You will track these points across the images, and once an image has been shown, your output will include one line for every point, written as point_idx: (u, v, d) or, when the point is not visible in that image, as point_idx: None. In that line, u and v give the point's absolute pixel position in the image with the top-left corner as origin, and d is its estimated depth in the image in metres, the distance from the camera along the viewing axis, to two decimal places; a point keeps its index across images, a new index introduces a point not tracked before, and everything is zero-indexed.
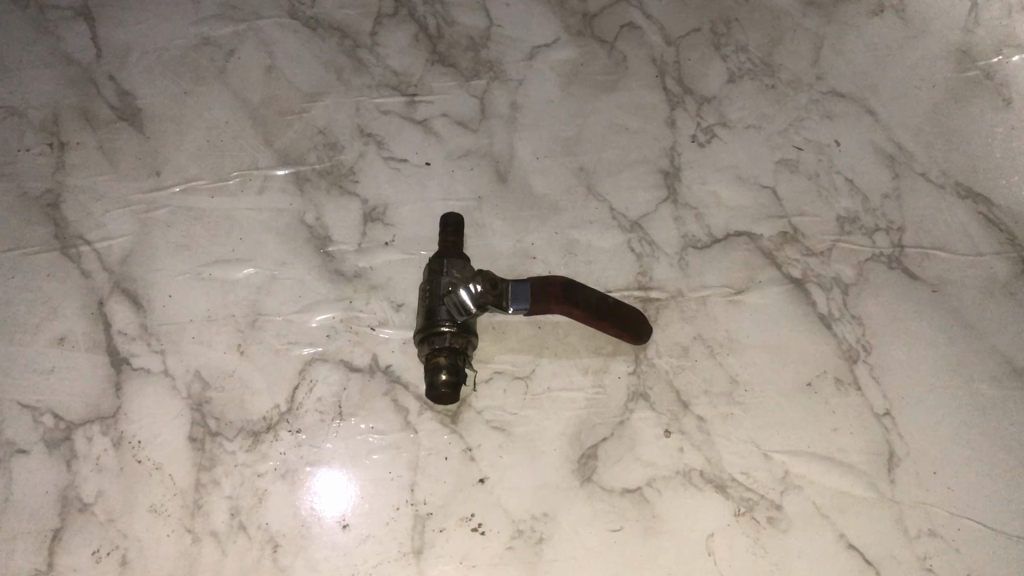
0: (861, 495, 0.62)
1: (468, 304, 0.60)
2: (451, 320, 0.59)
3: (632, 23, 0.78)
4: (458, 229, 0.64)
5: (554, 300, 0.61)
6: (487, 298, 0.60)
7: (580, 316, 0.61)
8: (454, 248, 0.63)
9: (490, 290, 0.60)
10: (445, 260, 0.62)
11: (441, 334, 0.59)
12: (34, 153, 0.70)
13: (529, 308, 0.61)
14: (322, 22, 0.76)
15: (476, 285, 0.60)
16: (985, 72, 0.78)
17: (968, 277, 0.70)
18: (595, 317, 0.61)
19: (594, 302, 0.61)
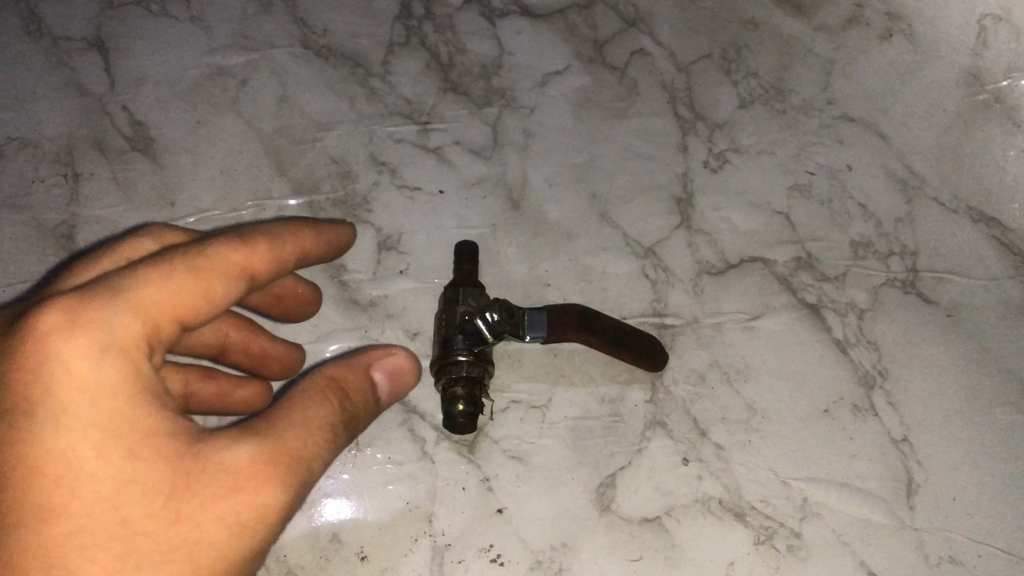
0: (880, 523, 0.61)
1: (484, 332, 0.59)
2: (467, 348, 0.59)
3: (643, 49, 0.78)
4: (473, 257, 0.65)
5: (571, 327, 0.60)
6: (505, 326, 0.60)
7: (596, 344, 0.61)
8: (469, 277, 0.63)
9: (508, 317, 0.60)
10: (461, 288, 0.62)
11: (459, 362, 0.59)
12: (49, 185, 0.70)
13: (546, 336, 0.61)
14: (334, 50, 0.76)
15: (493, 312, 0.59)
16: (995, 94, 0.78)
17: (983, 301, 0.70)
18: (613, 344, 0.61)
19: (610, 331, 0.61)
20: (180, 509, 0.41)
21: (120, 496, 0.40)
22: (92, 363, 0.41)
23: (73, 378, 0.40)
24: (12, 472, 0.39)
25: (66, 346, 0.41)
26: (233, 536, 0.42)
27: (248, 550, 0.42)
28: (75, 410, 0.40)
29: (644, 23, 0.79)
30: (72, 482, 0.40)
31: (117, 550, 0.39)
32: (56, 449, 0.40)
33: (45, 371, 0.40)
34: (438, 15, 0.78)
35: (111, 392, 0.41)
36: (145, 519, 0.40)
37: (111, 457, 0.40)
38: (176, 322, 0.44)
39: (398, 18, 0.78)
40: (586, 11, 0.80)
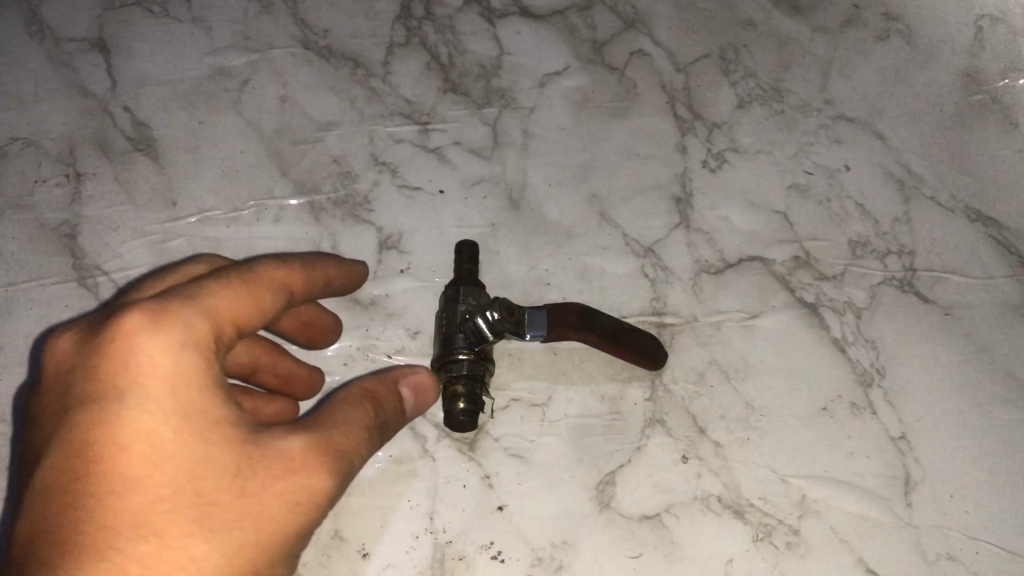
0: (878, 519, 0.62)
1: (484, 331, 0.59)
2: (468, 348, 0.60)
3: (641, 49, 0.79)
4: (473, 256, 0.65)
5: (571, 326, 0.61)
6: (505, 325, 0.60)
7: (596, 342, 0.61)
8: (470, 276, 0.64)
9: (507, 317, 0.60)
10: (461, 288, 0.62)
11: (459, 360, 0.59)
12: (51, 185, 0.70)
13: (546, 335, 0.61)
14: (335, 51, 0.77)
15: (493, 312, 0.59)
16: (991, 95, 0.79)
17: (980, 300, 0.70)
18: (613, 343, 0.61)
19: (610, 329, 0.61)
20: (243, 489, 0.42)
21: (191, 476, 0.41)
22: (170, 354, 0.42)
23: (153, 372, 0.42)
24: (92, 450, 0.41)
25: (146, 341, 0.42)
26: (290, 517, 0.43)
27: (303, 530, 0.44)
28: (154, 398, 0.42)
29: (643, 24, 0.80)
30: (148, 461, 0.41)
31: (189, 521, 0.41)
32: (134, 431, 0.41)
33: (126, 364, 0.42)
34: (438, 16, 0.79)
35: (186, 383, 0.42)
36: (213, 497, 0.41)
37: (184, 441, 0.42)
38: (236, 327, 0.46)
39: (398, 19, 0.78)
40: (585, 13, 0.80)
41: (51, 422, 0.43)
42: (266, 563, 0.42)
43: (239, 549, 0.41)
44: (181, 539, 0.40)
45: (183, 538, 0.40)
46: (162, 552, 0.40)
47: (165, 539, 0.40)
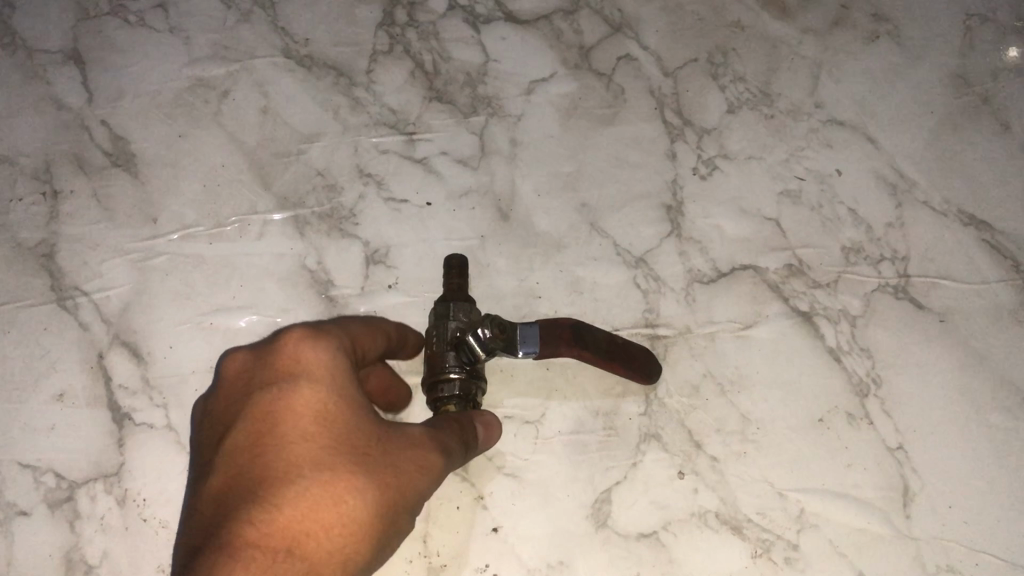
0: (878, 532, 0.61)
1: (477, 349, 0.58)
2: (459, 367, 0.58)
3: (629, 54, 0.77)
4: (462, 270, 0.63)
5: (568, 340, 0.60)
6: (497, 341, 0.58)
7: (591, 358, 0.60)
8: (459, 292, 0.62)
9: (499, 333, 0.58)
10: (451, 303, 0.60)
11: (450, 380, 0.58)
12: (27, 204, 0.69)
13: (538, 351, 0.60)
14: (317, 60, 0.75)
15: (484, 329, 0.58)
16: (982, 96, 0.78)
17: (975, 305, 0.69)
18: (609, 359, 0.60)
19: (603, 344, 0.60)
20: (386, 450, 0.47)
21: (348, 438, 0.46)
22: (329, 353, 0.48)
23: (316, 364, 0.48)
24: (271, 420, 0.46)
25: (311, 345, 0.48)
26: (422, 476, 0.47)
27: (431, 491, 0.48)
28: (320, 382, 0.47)
29: (630, 28, 0.79)
30: (316, 423, 0.46)
31: (350, 468, 0.45)
32: (304, 405, 0.46)
33: (293, 361, 0.48)
34: (421, 22, 0.77)
35: (341, 376, 0.48)
36: (365, 453, 0.46)
37: (343, 412, 0.47)
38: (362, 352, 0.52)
39: (381, 25, 0.77)
40: (571, 17, 0.79)
41: (228, 414, 0.49)
42: (407, 511, 0.46)
43: (388, 494, 0.46)
44: (344, 477, 0.45)
45: (347, 479, 0.45)
46: (328, 489, 0.44)
47: (333, 476, 0.45)
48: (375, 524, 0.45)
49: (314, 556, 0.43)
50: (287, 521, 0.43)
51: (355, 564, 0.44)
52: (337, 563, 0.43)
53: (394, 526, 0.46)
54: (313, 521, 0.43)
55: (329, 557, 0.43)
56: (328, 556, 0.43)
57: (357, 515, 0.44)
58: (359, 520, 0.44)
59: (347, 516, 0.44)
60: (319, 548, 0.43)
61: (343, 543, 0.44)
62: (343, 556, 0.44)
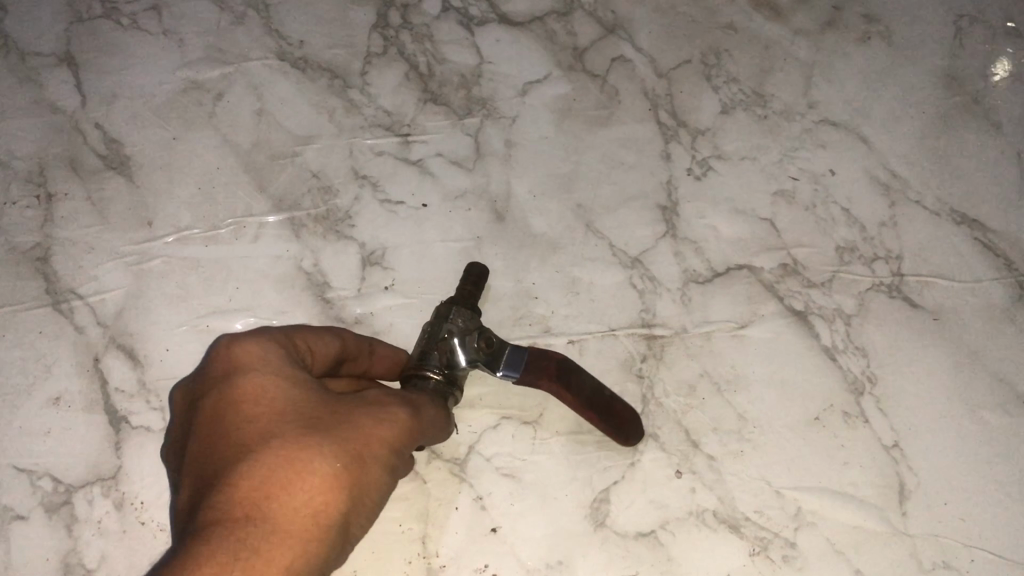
0: (874, 530, 0.62)
1: (460, 356, 0.58)
2: (439, 367, 0.57)
3: (623, 55, 0.78)
4: (482, 278, 0.63)
5: (551, 374, 0.59)
6: (482, 354, 0.59)
7: (570, 399, 0.59)
8: (470, 298, 0.62)
9: (486, 345, 0.59)
10: (455, 306, 0.60)
11: (425, 377, 0.57)
12: (21, 207, 0.68)
13: (518, 376, 0.60)
14: (311, 62, 0.75)
15: (473, 338, 0.59)
16: (973, 96, 0.78)
17: (968, 303, 0.70)
18: (589, 405, 0.59)
19: (586, 393, 0.59)
20: (340, 416, 0.48)
21: (297, 408, 0.47)
22: (260, 344, 0.49)
23: (250, 356, 0.49)
24: (219, 416, 0.47)
25: (241, 342, 0.49)
26: (378, 432, 0.48)
27: (396, 445, 0.48)
28: (257, 369, 0.48)
29: (624, 30, 0.79)
30: (261, 404, 0.47)
31: (302, 433, 0.46)
32: (244, 391, 0.47)
33: (225, 360, 0.49)
34: (415, 25, 0.77)
35: (277, 363, 0.49)
36: (314, 419, 0.47)
37: (285, 391, 0.48)
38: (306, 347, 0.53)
39: (375, 28, 0.77)
40: (564, 19, 0.79)
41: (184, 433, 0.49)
42: (374, 463, 0.47)
43: (347, 449, 0.46)
44: (299, 439, 0.45)
45: (300, 440, 0.45)
46: (285, 453, 0.45)
47: (287, 443, 0.45)
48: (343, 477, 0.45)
49: (279, 514, 0.43)
50: (248, 487, 0.43)
51: (328, 517, 0.44)
52: (307, 516, 0.43)
53: (362, 480, 0.46)
54: (273, 482, 0.44)
55: (297, 511, 0.43)
56: (296, 512, 0.43)
57: (317, 467, 0.45)
58: (321, 473, 0.45)
59: (308, 470, 0.44)
60: (284, 506, 0.43)
61: (312, 496, 0.44)
62: (313, 510, 0.44)
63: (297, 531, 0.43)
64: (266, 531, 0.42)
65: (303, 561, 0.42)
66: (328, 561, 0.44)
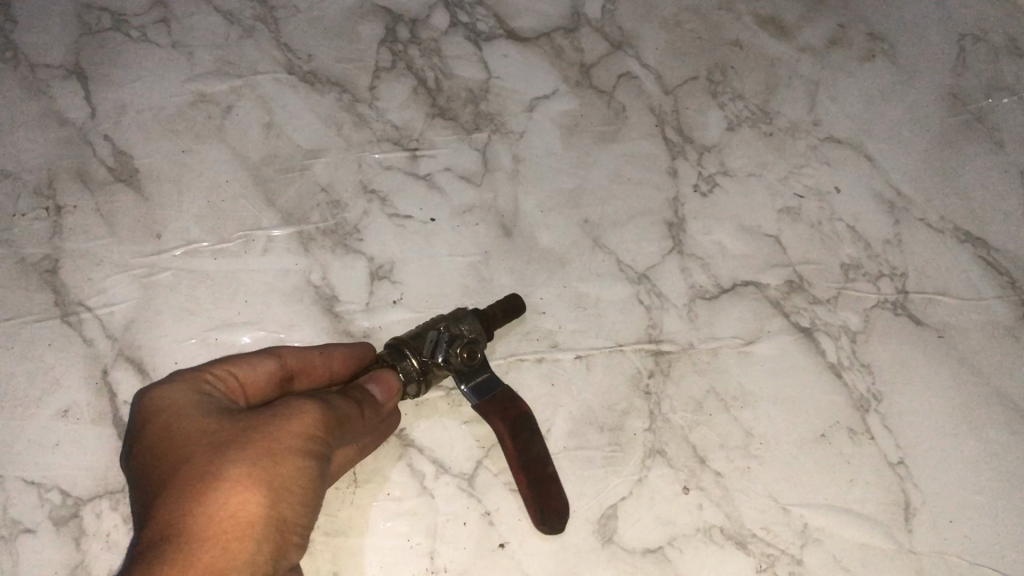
0: (880, 547, 0.62)
1: (438, 352, 0.58)
2: (418, 352, 0.58)
3: (629, 72, 0.78)
4: (514, 304, 0.63)
5: (508, 416, 0.59)
6: (459, 363, 0.58)
7: (509, 450, 0.59)
8: (493, 318, 0.62)
9: (466, 358, 0.58)
10: (473, 312, 0.61)
11: (403, 356, 0.58)
12: (30, 218, 0.68)
13: (479, 401, 0.60)
14: (320, 76, 0.75)
15: (460, 344, 0.58)
16: (976, 115, 0.79)
17: (971, 321, 0.70)
18: (524, 465, 0.58)
19: (525, 457, 0.59)
20: (251, 424, 0.49)
21: (207, 430, 0.49)
22: (170, 389, 0.52)
23: (160, 403, 0.51)
24: (142, 460, 0.50)
25: (155, 394, 0.52)
26: (291, 425, 0.49)
27: (313, 432, 0.49)
28: (167, 412, 0.51)
29: (630, 47, 0.79)
30: (172, 438, 0.49)
31: (211, 450, 0.48)
32: (156, 431, 0.50)
33: (142, 412, 0.52)
34: (424, 39, 0.78)
35: (188, 400, 0.51)
36: (223, 435, 0.49)
37: (195, 420, 0.50)
38: (231, 375, 0.55)
39: (383, 42, 0.77)
40: (571, 35, 0.79)
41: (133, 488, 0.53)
42: (290, 454, 0.48)
43: (258, 451, 0.48)
44: (208, 455, 0.47)
45: (207, 453, 0.48)
46: (195, 471, 0.47)
47: (196, 462, 0.47)
48: (257, 475, 0.47)
49: (196, 523, 0.45)
50: (165, 512, 0.46)
51: (249, 512, 0.46)
52: (225, 518, 0.46)
53: (279, 472, 0.48)
54: (186, 498, 0.46)
55: (215, 518, 0.46)
56: (212, 517, 0.45)
57: (225, 472, 0.47)
58: (231, 476, 0.47)
59: (217, 477, 0.46)
60: (201, 515, 0.45)
61: (227, 502, 0.46)
62: (231, 511, 0.46)
63: (219, 533, 0.45)
64: (185, 542, 0.45)
65: (228, 560, 0.45)
66: (261, 555, 0.46)
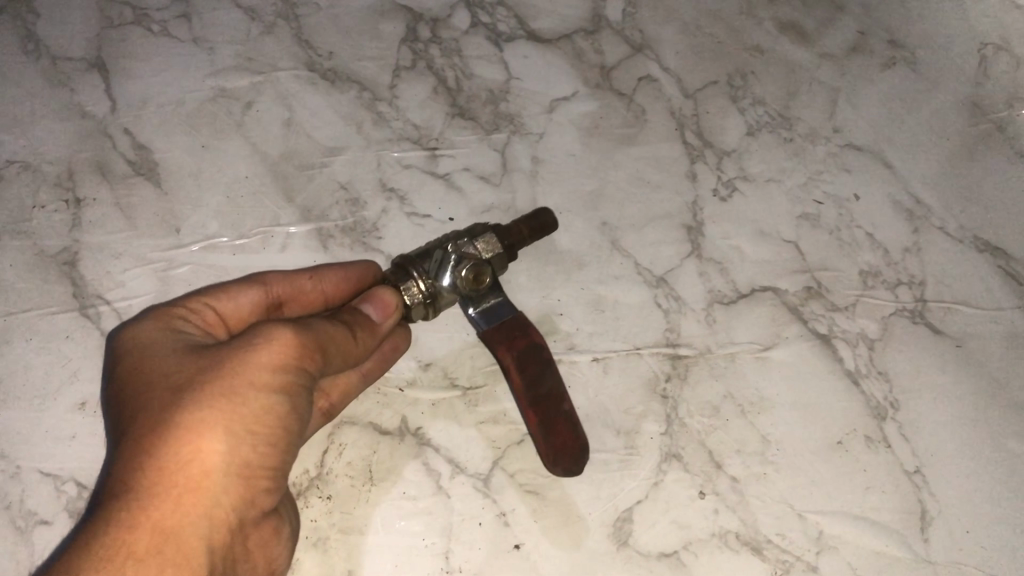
0: (896, 556, 0.62)
1: (444, 274, 0.58)
2: (425, 274, 0.58)
3: (649, 75, 0.78)
4: (537, 225, 0.63)
5: (515, 345, 0.59)
6: (465, 286, 0.58)
7: (516, 381, 0.59)
8: (513, 238, 0.62)
9: (472, 282, 0.58)
10: (487, 233, 0.61)
11: (409, 280, 0.58)
12: (50, 211, 0.69)
13: (487, 327, 0.60)
14: (340, 74, 0.75)
15: (464, 268, 0.58)
16: (997, 124, 0.79)
17: (990, 330, 0.70)
18: (533, 399, 0.59)
19: (534, 390, 0.59)
20: (214, 360, 0.48)
21: (170, 369, 0.48)
22: (145, 325, 0.52)
23: (134, 340, 0.51)
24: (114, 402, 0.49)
25: (129, 329, 0.52)
26: (254, 359, 0.47)
27: (278, 364, 0.47)
28: (137, 350, 0.50)
29: (650, 50, 0.79)
30: (136, 381, 0.48)
31: (168, 394, 0.47)
32: (124, 370, 0.49)
33: (116, 349, 0.52)
34: (445, 39, 0.78)
35: (157, 336, 0.51)
36: (185, 374, 0.48)
37: (160, 361, 0.49)
38: (211, 308, 0.55)
39: (404, 41, 0.77)
40: (592, 37, 0.79)
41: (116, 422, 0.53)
42: (252, 391, 0.47)
43: (216, 390, 0.46)
44: (166, 398, 0.46)
45: (164, 396, 0.47)
46: (150, 419, 0.46)
47: (153, 407, 0.46)
48: (213, 420, 0.46)
49: (148, 478, 0.45)
50: (121, 463, 0.45)
51: (203, 461, 0.46)
52: (179, 470, 0.45)
53: (241, 413, 0.47)
54: (139, 450, 0.45)
55: (168, 470, 0.45)
56: (164, 470, 0.45)
57: (179, 420, 0.46)
58: (185, 423, 0.46)
59: (171, 425, 0.46)
60: (153, 469, 0.45)
61: (181, 450, 0.45)
62: (186, 461, 0.45)
63: (171, 486, 0.45)
64: (136, 497, 0.44)
65: (182, 515, 0.45)
66: (219, 503, 0.46)
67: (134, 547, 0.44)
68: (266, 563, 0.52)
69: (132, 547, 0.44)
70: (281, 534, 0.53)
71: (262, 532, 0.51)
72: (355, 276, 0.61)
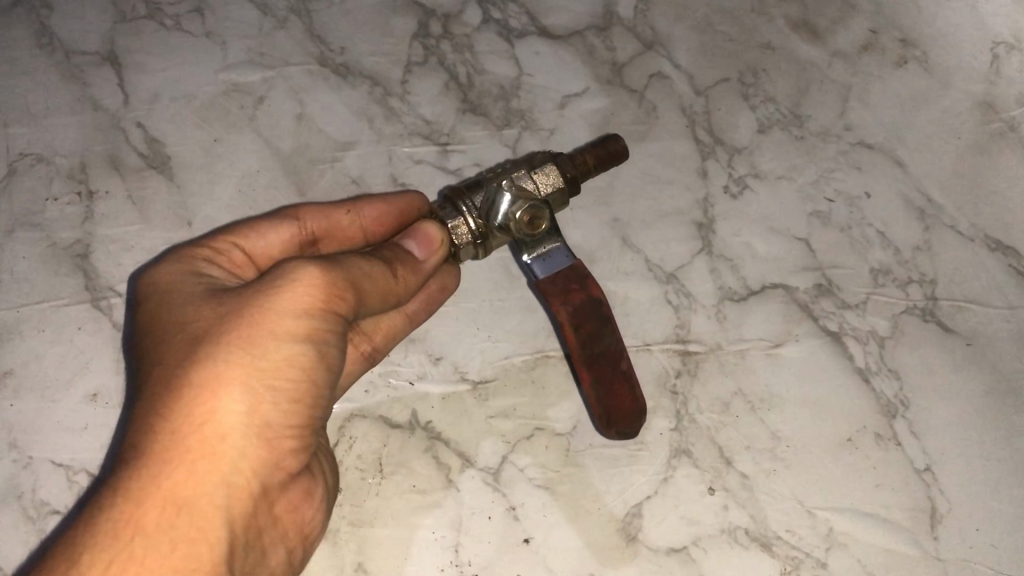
0: (905, 554, 0.62)
1: (497, 212, 0.56)
2: (474, 210, 0.59)
3: (661, 72, 0.78)
4: (601, 160, 0.63)
5: (569, 300, 0.58)
6: (518, 228, 0.57)
7: (571, 337, 0.58)
8: (574, 174, 0.61)
9: (525, 225, 0.56)
10: (546, 167, 0.60)
11: (459, 214, 0.59)
12: (63, 203, 0.69)
13: (541, 275, 0.59)
14: (352, 69, 0.75)
15: (519, 209, 0.56)
16: (1009, 124, 0.79)
17: (1002, 329, 0.70)
18: (588, 359, 0.58)
19: (589, 351, 0.58)
20: (236, 306, 0.48)
21: (191, 317, 0.48)
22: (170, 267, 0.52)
23: (159, 284, 0.51)
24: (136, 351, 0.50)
25: (154, 270, 0.53)
26: (279, 301, 0.47)
27: (304, 306, 0.47)
28: (160, 295, 0.51)
29: (662, 47, 0.79)
30: (158, 333, 0.49)
31: (185, 347, 0.47)
32: (149, 318, 0.50)
33: (140, 292, 0.52)
34: (456, 35, 0.78)
35: (180, 280, 0.51)
36: (207, 322, 0.48)
37: (180, 310, 0.49)
38: (239, 247, 0.57)
39: (416, 37, 0.77)
40: (603, 34, 0.79)
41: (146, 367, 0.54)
42: (273, 340, 0.47)
43: (237, 339, 0.46)
44: (185, 350, 0.47)
45: (183, 348, 0.47)
46: (167, 377, 0.46)
47: (171, 362, 0.47)
48: (231, 373, 0.46)
49: (160, 442, 0.45)
50: (138, 425, 0.46)
51: (218, 423, 0.46)
52: (192, 433, 0.45)
53: (261, 365, 0.47)
54: (155, 413, 0.45)
55: (183, 431, 0.45)
56: (177, 433, 0.45)
57: (194, 377, 0.46)
58: (201, 380, 0.46)
59: (187, 382, 0.46)
60: (166, 434, 0.45)
61: (197, 406, 0.45)
62: (200, 422, 0.45)
63: (184, 450, 0.45)
64: (148, 462, 0.45)
65: (196, 483, 0.45)
66: (236, 466, 0.46)
67: (145, 520, 0.44)
68: (296, 528, 0.53)
69: (141, 519, 0.44)
70: (311, 496, 0.54)
71: (290, 492, 0.52)
72: (395, 209, 0.63)
